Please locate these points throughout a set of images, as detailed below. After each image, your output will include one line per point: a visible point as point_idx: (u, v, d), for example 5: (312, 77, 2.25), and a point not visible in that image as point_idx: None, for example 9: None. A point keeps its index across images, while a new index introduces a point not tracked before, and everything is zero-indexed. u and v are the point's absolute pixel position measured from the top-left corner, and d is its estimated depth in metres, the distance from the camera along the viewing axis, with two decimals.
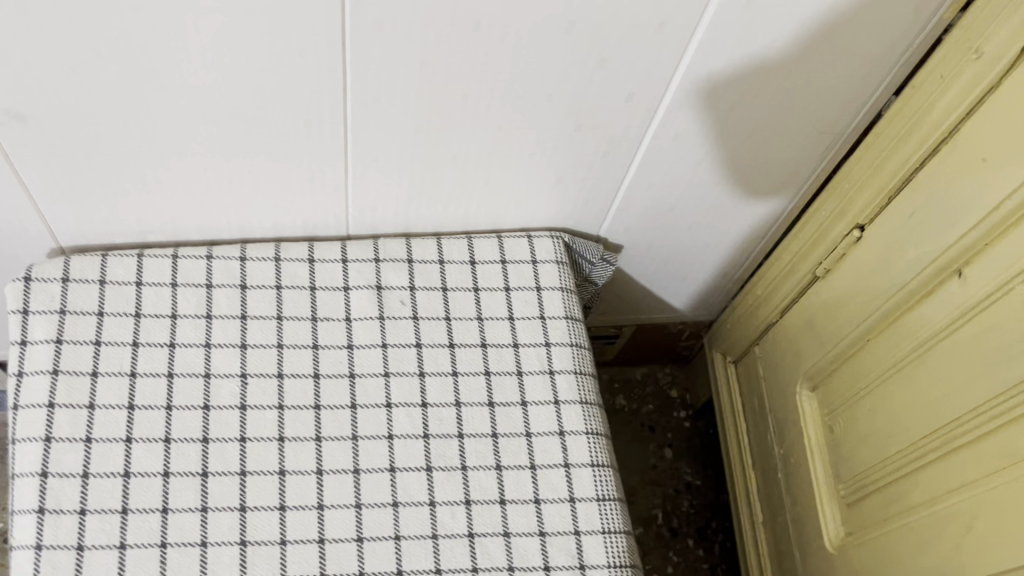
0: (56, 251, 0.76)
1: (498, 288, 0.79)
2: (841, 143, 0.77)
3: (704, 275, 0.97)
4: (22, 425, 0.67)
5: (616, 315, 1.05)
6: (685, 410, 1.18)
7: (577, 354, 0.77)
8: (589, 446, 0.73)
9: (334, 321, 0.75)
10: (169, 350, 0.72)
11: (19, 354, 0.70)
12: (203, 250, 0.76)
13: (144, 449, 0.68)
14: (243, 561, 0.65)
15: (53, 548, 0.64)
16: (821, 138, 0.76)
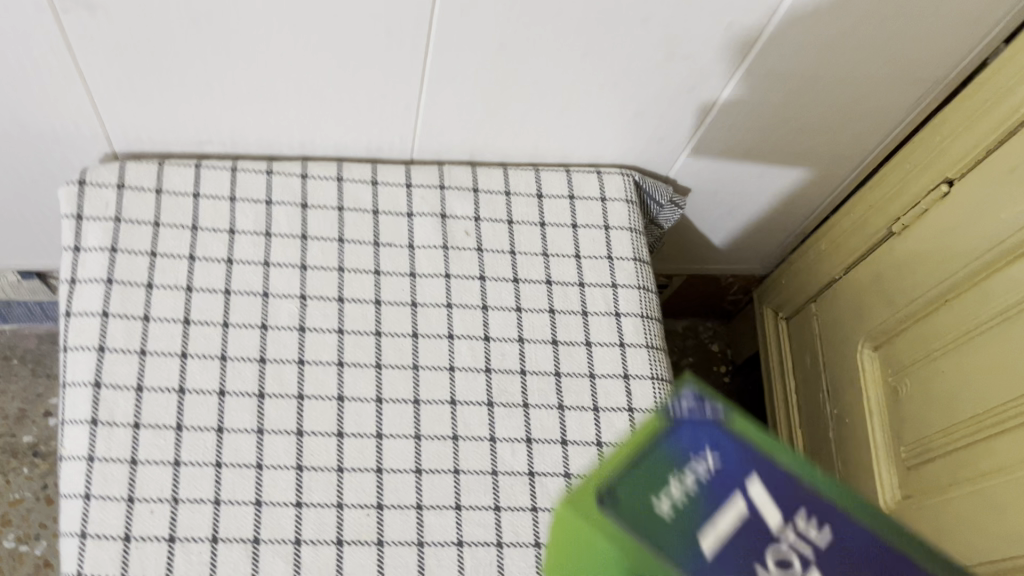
0: (110, 157, 0.73)
1: (565, 224, 0.76)
2: (935, 92, 0.73)
3: (765, 226, 0.94)
4: (74, 333, 0.65)
5: (669, 264, 1.02)
6: (725, 366, 1.16)
7: (644, 297, 0.74)
8: (655, 391, 0.71)
9: (397, 248, 0.72)
10: (227, 267, 0.69)
11: (73, 260, 0.67)
12: (264, 164, 0.73)
13: (200, 366, 0.66)
14: (299, 485, 0.64)
15: (106, 461, 0.62)
16: (916, 85, 0.72)
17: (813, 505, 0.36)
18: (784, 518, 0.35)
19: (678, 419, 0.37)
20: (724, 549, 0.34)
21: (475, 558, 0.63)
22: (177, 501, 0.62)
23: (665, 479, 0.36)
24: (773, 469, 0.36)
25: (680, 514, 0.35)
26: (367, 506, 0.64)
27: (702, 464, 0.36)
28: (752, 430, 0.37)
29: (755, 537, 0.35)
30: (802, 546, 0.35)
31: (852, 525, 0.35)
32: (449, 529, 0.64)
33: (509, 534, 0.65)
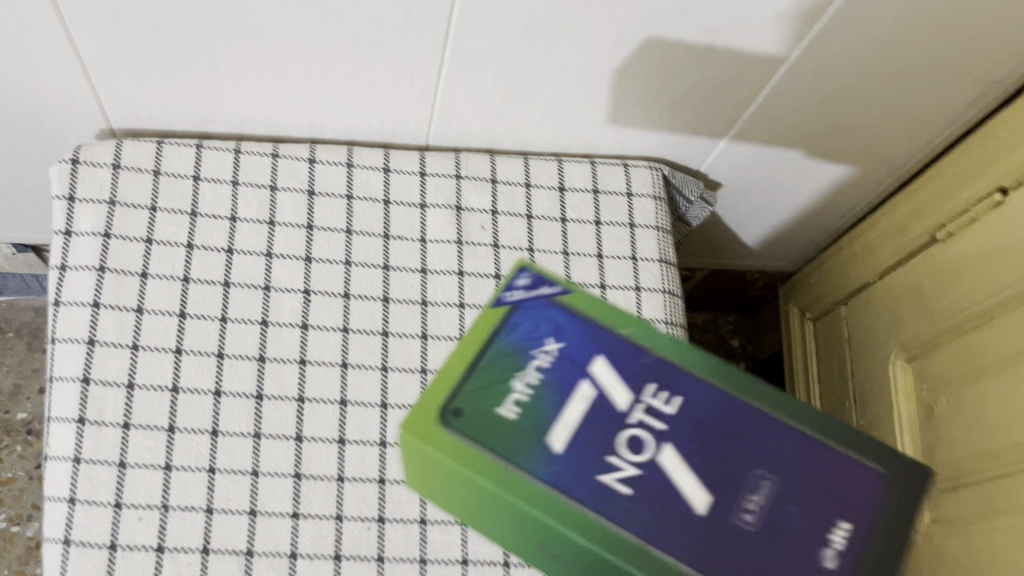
0: (106, 134, 0.68)
1: (588, 221, 0.71)
2: (995, 92, 0.67)
3: (796, 225, 0.89)
4: (63, 324, 0.61)
5: (692, 257, 0.97)
6: (745, 362, 1.12)
7: (669, 302, 0.69)
8: None
9: (408, 241, 0.68)
10: (226, 257, 0.65)
11: (63, 245, 0.63)
12: (269, 147, 0.68)
13: (195, 363, 0.62)
14: (296, 495, 0.60)
15: (92, 463, 0.58)
16: (975, 85, 0.66)
17: (649, 372, 0.41)
18: (628, 390, 0.40)
19: (516, 309, 0.44)
20: (572, 438, 0.38)
21: None
22: (167, 508, 0.58)
23: (509, 371, 0.40)
24: (608, 346, 0.42)
25: (525, 406, 0.39)
26: (368, 519, 0.60)
27: (544, 350, 0.41)
28: (582, 310, 0.44)
29: (605, 417, 0.39)
30: (649, 417, 0.39)
31: (685, 383, 0.41)
32: (454, 546, 0.61)
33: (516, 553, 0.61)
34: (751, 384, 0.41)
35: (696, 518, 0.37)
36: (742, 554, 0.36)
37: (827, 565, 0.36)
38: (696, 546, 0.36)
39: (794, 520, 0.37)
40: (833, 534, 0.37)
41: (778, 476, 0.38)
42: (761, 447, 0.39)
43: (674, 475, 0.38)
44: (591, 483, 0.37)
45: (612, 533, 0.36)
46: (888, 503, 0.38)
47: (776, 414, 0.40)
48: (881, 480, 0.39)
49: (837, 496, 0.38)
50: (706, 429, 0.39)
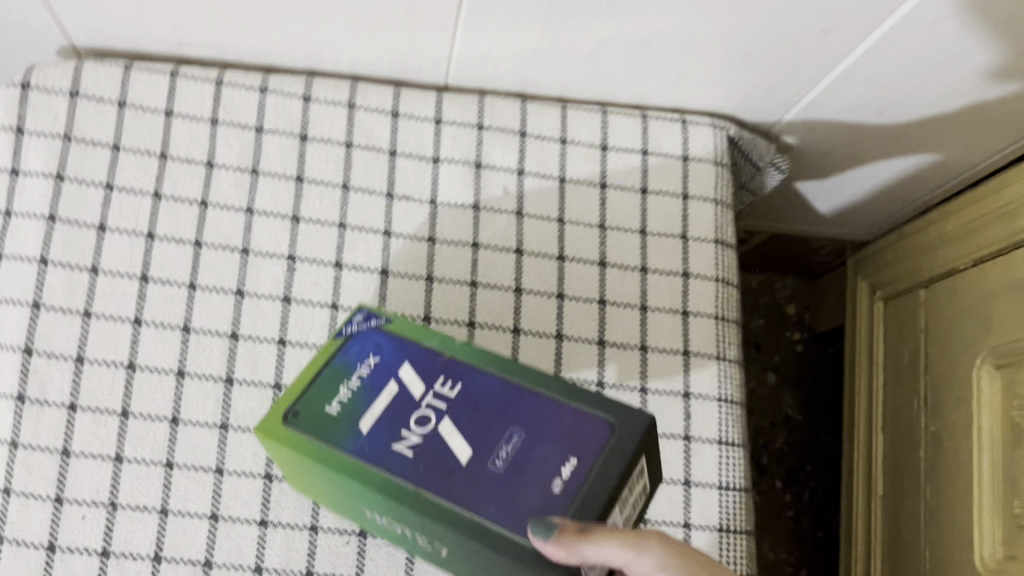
0: (68, 53, 0.58)
1: (633, 189, 0.59)
2: None
3: (880, 194, 0.76)
4: (5, 281, 0.52)
5: (752, 217, 0.86)
6: (800, 333, 1.01)
7: (722, 293, 0.59)
8: (720, 418, 0.56)
9: (415, 203, 0.57)
10: (199, 211, 0.55)
11: (9, 186, 0.53)
12: (258, 79, 0.57)
13: (156, 337, 0.53)
14: (266, 500, 0.51)
15: (32, 449, 0.50)
16: None
17: (443, 367, 0.43)
18: (422, 377, 0.42)
19: (346, 331, 0.45)
20: (378, 422, 0.41)
21: None
22: (115, 506, 0.50)
23: (335, 379, 0.43)
24: (413, 347, 0.43)
25: (346, 404, 0.42)
26: (347, 533, 0.52)
27: (364, 360, 0.43)
28: (403, 325, 0.45)
29: (401, 406, 0.41)
30: (435, 401, 0.41)
31: (469, 373, 0.42)
32: None
33: None
34: (521, 365, 0.43)
35: (458, 470, 0.39)
36: (488, 493, 0.39)
37: (556, 490, 0.38)
38: (450, 489, 0.39)
39: (533, 464, 0.39)
40: (563, 468, 0.39)
41: (530, 432, 0.40)
42: (526, 411, 0.41)
43: (447, 439, 0.40)
44: (385, 451, 0.40)
45: (391, 486, 0.39)
46: (613, 444, 0.39)
47: (533, 388, 0.42)
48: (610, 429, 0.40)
49: (573, 439, 0.40)
50: (475, 405, 0.41)
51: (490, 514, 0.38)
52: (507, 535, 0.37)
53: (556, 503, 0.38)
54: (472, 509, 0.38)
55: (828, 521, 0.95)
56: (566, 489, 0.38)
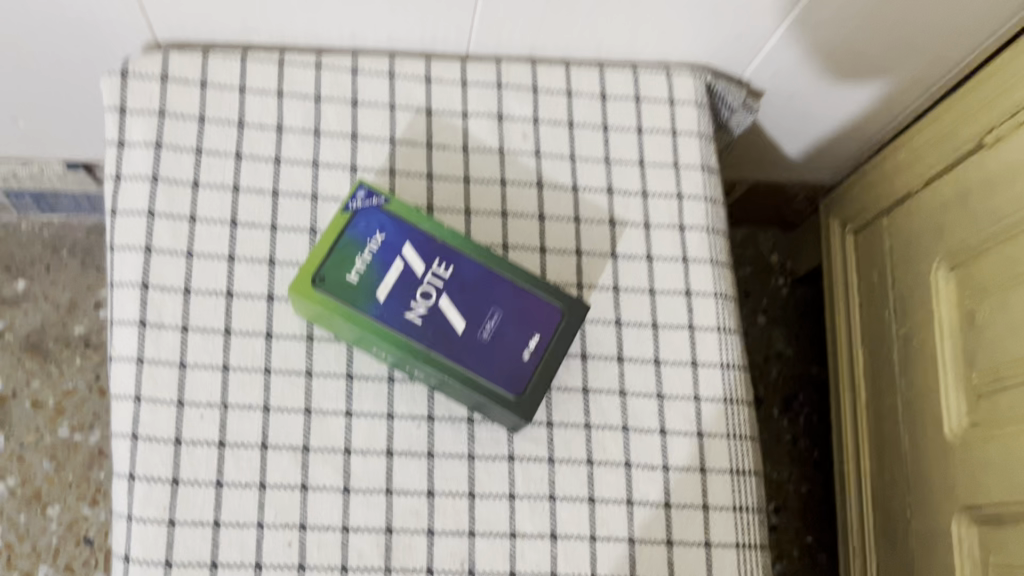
0: (152, 46, 0.70)
1: (630, 128, 0.71)
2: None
3: (842, 129, 0.88)
4: (120, 232, 0.63)
5: (734, 160, 0.97)
6: (785, 278, 1.12)
7: (710, 209, 0.70)
8: (717, 310, 0.68)
9: (451, 150, 0.68)
10: (275, 166, 0.66)
11: (117, 155, 0.65)
12: (313, 58, 0.69)
13: (248, 269, 0.64)
14: (349, 394, 0.62)
15: (155, 363, 0.61)
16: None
17: (439, 252, 0.60)
18: (424, 262, 0.60)
19: (355, 212, 0.60)
20: (391, 292, 0.58)
21: (526, 472, 0.63)
22: (226, 406, 0.61)
23: (353, 255, 0.59)
24: (413, 234, 0.60)
25: (364, 276, 0.58)
26: (418, 418, 0.63)
27: (373, 240, 0.59)
28: (401, 210, 0.61)
29: (409, 281, 0.59)
30: (435, 280, 0.59)
31: (459, 259, 0.60)
32: (500, 444, 0.63)
33: (560, 450, 0.63)
34: (496, 257, 0.61)
35: (456, 335, 0.58)
36: (480, 352, 0.58)
37: (525, 356, 0.59)
38: (451, 351, 0.58)
39: (508, 336, 0.59)
40: (530, 340, 0.59)
41: (506, 311, 0.60)
42: (500, 293, 0.60)
43: (447, 312, 0.59)
44: (402, 319, 0.58)
45: (413, 349, 0.58)
46: (566, 323, 0.60)
47: (502, 273, 0.61)
48: (562, 313, 0.60)
49: (537, 319, 0.60)
50: (465, 285, 0.60)
51: (478, 369, 0.58)
52: (491, 383, 0.58)
53: (526, 365, 0.59)
54: (468, 367, 0.58)
55: (823, 441, 1.06)
56: (533, 357, 0.59)
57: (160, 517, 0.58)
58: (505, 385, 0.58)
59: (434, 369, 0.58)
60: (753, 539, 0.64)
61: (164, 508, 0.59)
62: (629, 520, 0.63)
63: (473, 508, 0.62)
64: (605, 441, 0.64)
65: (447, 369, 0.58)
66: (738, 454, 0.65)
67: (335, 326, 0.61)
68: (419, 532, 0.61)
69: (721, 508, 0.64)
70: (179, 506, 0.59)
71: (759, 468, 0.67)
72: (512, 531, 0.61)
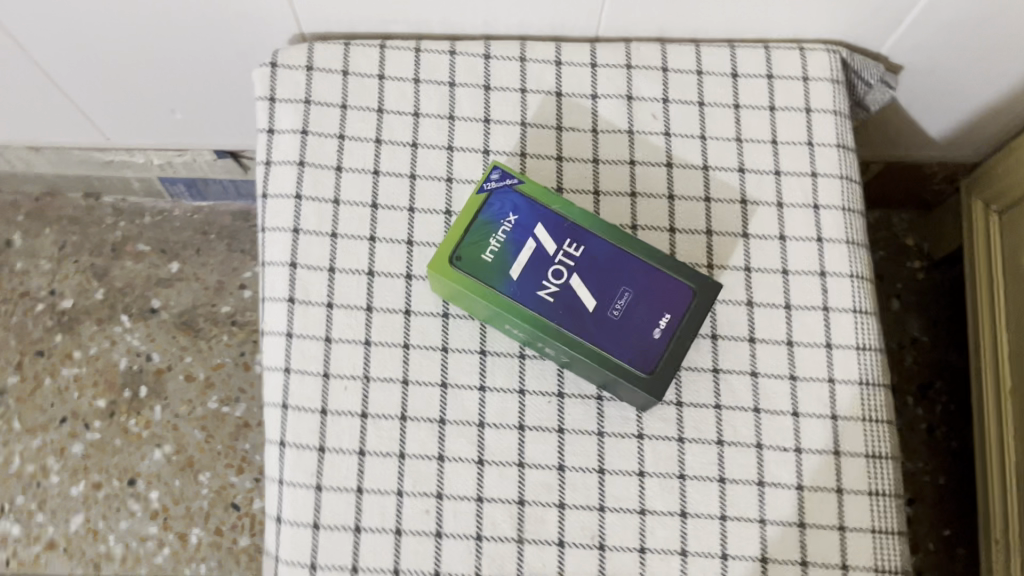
0: (297, 38, 0.74)
1: (762, 107, 0.70)
2: None
3: (989, 105, 0.83)
4: (271, 214, 0.68)
5: (868, 139, 0.94)
6: (921, 261, 1.08)
7: (846, 188, 0.69)
8: (853, 291, 0.67)
9: (581, 132, 0.69)
10: (412, 151, 0.69)
11: (268, 142, 0.69)
12: (447, 45, 0.72)
13: (388, 249, 0.67)
14: (482, 370, 0.65)
15: (303, 338, 0.65)
16: None
17: (570, 232, 0.61)
18: (556, 242, 0.61)
19: (490, 194, 0.62)
20: (524, 271, 0.60)
21: (656, 451, 0.63)
22: (368, 379, 0.64)
23: (486, 236, 0.61)
24: (544, 213, 0.62)
25: (497, 256, 0.60)
26: (549, 394, 0.64)
27: (506, 221, 0.61)
28: (532, 191, 0.63)
29: (540, 260, 0.60)
30: (566, 259, 0.61)
31: (590, 239, 0.61)
32: (630, 422, 0.64)
33: (690, 429, 0.64)
34: (626, 237, 0.62)
35: (587, 313, 0.60)
36: (610, 330, 0.59)
37: (655, 335, 0.59)
38: (581, 328, 0.59)
39: (638, 314, 0.60)
40: (660, 319, 0.60)
41: (635, 289, 0.60)
42: (631, 272, 0.61)
43: (578, 290, 0.60)
44: (534, 297, 0.60)
45: (544, 325, 0.59)
46: (697, 302, 0.60)
47: (633, 253, 0.61)
48: (693, 293, 0.60)
49: (667, 298, 0.60)
50: (595, 264, 0.61)
51: (609, 347, 0.59)
52: (621, 360, 0.59)
53: (657, 344, 0.59)
54: (598, 344, 0.59)
55: (961, 431, 1.01)
56: (663, 336, 0.59)
57: (309, 482, 0.62)
58: (636, 362, 0.59)
59: (564, 346, 0.59)
60: (890, 525, 0.63)
61: (313, 474, 0.62)
62: (761, 501, 0.62)
63: (603, 483, 0.63)
64: (735, 422, 0.64)
65: (578, 346, 0.59)
66: (875, 438, 0.64)
67: (470, 304, 0.63)
68: (551, 505, 0.62)
69: (856, 492, 0.63)
70: (325, 473, 0.62)
71: (897, 453, 0.65)
72: (642, 508, 0.62)
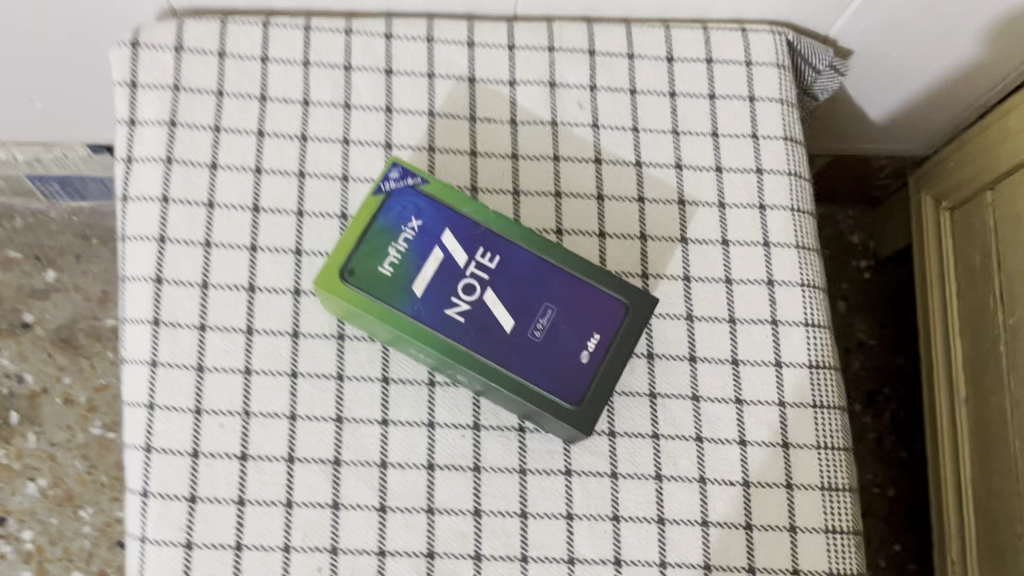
0: (168, 15, 0.64)
1: (701, 95, 0.62)
2: None
3: (942, 92, 0.77)
4: (132, 220, 0.57)
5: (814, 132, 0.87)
6: (867, 260, 1.02)
7: (795, 186, 0.61)
8: (804, 301, 0.59)
9: (497, 124, 0.61)
10: (301, 145, 0.59)
11: (128, 135, 0.58)
12: (342, 23, 0.62)
13: (272, 260, 0.57)
14: (385, 400, 0.56)
15: (170, 367, 0.55)
16: None
17: (482, 240, 0.53)
18: (466, 252, 0.52)
19: (388, 194, 0.53)
20: (429, 286, 0.51)
21: (585, 489, 0.55)
22: (249, 415, 0.54)
23: (385, 245, 0.52)
24: (453, 218, 0.53)
25: (398, 268, 0.51)
26: (462, 427, 0.56)
27: (409, 227, 0.52)
28: (439, 191, 0.54)
29: (449, 273, 0.52)
30: (478, 272, 0.52)
31: (506, 247, 0.53)
32: (556, 457, 0.55)
33: (624, 464, 0.56)
34: (549, 243, 0.53)
35: (504, 335, 0.51)
36: (531, 354, 0.51)
37: (582, 359, 0.51)
38: (497, 352, 0.51)
39: (562, 335, 0.51)
40: (588, 341, 0.51)
41: (560, 306, 0.52)
42: (553, 286, 0.52)
43: (493, 308, 0.51)
44: (442, 317, 0.51)
45: (454, 350, 0.51)
46: (630, 319, 0.52)
47: (556, 262, 0.53)
48: (626, 309, 0.52)
49: (596, 315, 0.52)
50: (512, 277, 0.52)
51: (529, 374, 0.51)
52: (544, 390, 0.50)
53: (585, 370, 0.51)
54: (517, 371, 0.51)
55: (910, 440, 0.96)
56: (592, 360, 0.51)
57: (177, 539, 0.52)
58: (561, 392, 0.51)
59: (477, 374, 0.51)
60: (849, 567, 0.56)
61: (182, 529, 0.53)
62: (705, 544, 0.55)
63: (526, 529, 0.54)
64: (675, 454, 0.56)
65: (494, 374, 0.50)
66: (830, 468, 0.57)
67: (369, 324, 0.54)
68: (465, 557, 0.54)
69: (811, 530, 0.56)
70: (197, 527, 0.53)
71: (855, 484, 0.58)
72: (570, 556, 0.54)
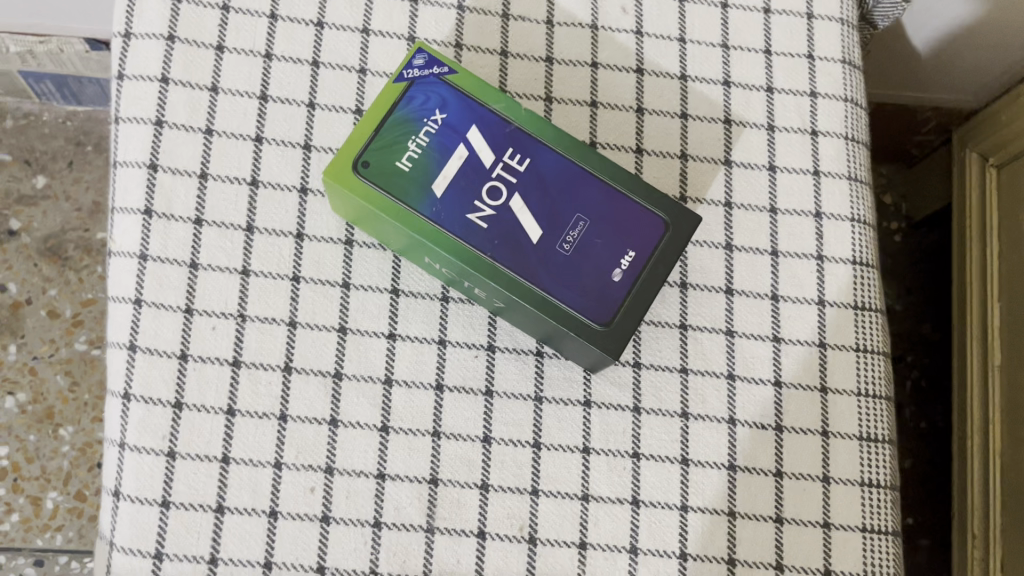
0: None
1: (755, 8, 0.57)
2: None
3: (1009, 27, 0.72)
4: (127, 101, 0.52)
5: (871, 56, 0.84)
6: (898, 222, 0.97)
7: (850, 113, 0.57)
8: (853, 238, 0.55)
9: (532, 24, 0.55)
10: (317, 32, 0.54)
11: (128, 8, 0.53)
12: None
13: (278, 154, 0.52)
14: (393, 314, 0.51)
15: (161, 262, 0.50)
16: None
17: (512, 140, 0.48)
18: (493, 152, 0.47)
19: (411, 83, 0.48)
20: (450, 186, 0.46)
21: (605, 422, 0.51)
22: (244, 318, 0.50)
23: (405, 137, 0.47)
24: (481, 114, 0.48)
25: (418, 164, 0.46)
26: (476, 347, 0.51)
27: (432, 120, 0.47)
28: (468, 84, 0.49)
29: (473, 174, 0.47)
30: (505, 174, 0.47)
31: (538, 149, 0.48)
32: (575, 386, 0.51)
33: (649, 399, 0.51)
34: (585, 149, 0.49)
35: (529, 246, 0.46)
36: (558, 268, 0.46)
37: (614, 278, 0.46)
38: (521, 264, 0.46)
39: (594, 250, 0.47)
40: (622, 258, 0.47)
41: (593, 219, 0.47)
42: (587, 196, 0.48)
43: (519, 215, 0.46)
44: (462, 221, 0.46)
45: (473, 257, 0.46)
46: (670, 238, 0.47)
47: (591, 170, 0.48)
48: (665, 226, 0.48)
49: (632, 231, 0.47)
50: (543, 182, 0.47)
51: (555, 289, 0.46)
52: (570, 309, 0.46)
53: (617, 289, 0.46)
54: (542, 286, 0.46)
55: (931, 410, 0.92)
56: (625, 279, 0.46)
57: (159, 447, 0.48)
58: (589, 312, 0.46)
59: (498, 286, 0.46)
60: (885, 524, 0.52)
61: (165, 437, 0.48)
62: (730, 489, 0.51)
63: (538, 461, 0.50)
64: (705, 391, 0.51)
65: (516, 287, 0.46)
66: (870, 418, 0.52)
67: (381, 228, 0.49)
68: (471, 486, 0.49)
69: (846, 482, 0.51)
70: (181, 436, 0.48)
71: (894, 436, 0.54)
72: (584, 493, 0.50)
